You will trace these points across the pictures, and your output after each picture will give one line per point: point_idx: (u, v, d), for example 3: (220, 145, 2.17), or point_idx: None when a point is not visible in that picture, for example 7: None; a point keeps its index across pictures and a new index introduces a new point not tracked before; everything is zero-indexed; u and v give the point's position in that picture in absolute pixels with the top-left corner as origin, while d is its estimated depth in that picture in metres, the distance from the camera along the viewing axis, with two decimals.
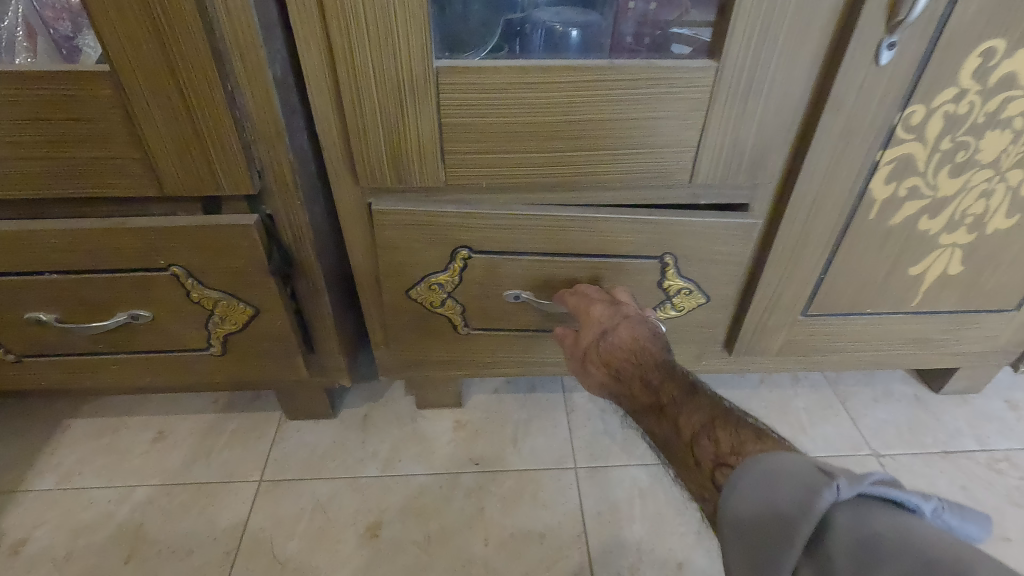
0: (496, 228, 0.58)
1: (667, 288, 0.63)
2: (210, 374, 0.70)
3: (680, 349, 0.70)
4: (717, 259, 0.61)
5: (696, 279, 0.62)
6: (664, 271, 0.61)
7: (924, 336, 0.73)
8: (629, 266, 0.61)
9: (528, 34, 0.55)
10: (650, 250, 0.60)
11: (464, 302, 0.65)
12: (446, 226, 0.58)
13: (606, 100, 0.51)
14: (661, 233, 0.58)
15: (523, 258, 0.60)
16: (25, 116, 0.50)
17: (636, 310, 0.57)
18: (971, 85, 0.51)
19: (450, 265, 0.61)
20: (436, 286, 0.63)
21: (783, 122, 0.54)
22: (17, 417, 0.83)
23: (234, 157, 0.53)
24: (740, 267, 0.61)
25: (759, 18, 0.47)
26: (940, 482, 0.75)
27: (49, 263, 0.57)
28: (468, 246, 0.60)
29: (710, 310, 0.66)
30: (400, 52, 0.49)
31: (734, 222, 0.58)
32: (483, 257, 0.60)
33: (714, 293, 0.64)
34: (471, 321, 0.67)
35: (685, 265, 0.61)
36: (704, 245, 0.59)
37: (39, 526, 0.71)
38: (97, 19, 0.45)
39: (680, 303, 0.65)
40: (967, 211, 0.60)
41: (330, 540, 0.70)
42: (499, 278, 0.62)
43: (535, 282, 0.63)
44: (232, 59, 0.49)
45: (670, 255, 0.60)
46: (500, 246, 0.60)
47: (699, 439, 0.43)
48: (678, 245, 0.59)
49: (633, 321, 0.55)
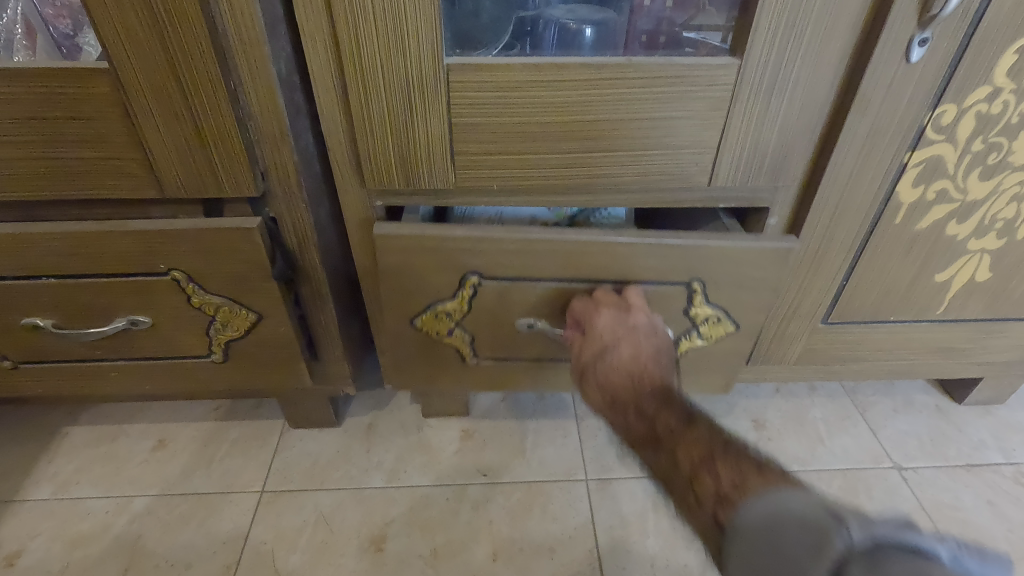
0: (507, 252, 0.54)
1: (694, 315, 0.58)
2: (211, 381, 0.68)
3: (705, 378, 0.65)
4: (750, 285, 0.56)
5: (725, 306, 0.58)
6: (691, 298, 0.57)
7: (949, 345, 0.70)
8: (653, 293, 0.56)
9: (541, 32, 0.53)
10: (676, 276, 0.55)
11: (472, 330, 0.61)
12: (449, 249, 0.54)
13: (622, 100, 0.49)
14: (690, 258, 0.54)
15: (542, 283, 0.56)
16: (20, 115, 0.48)
17: (645, 322, 0.53)
18: (1005, 83, 0.49)
19: (458, 293, 0.58)
20: (444, 314, 0.60)
21: (808, 122, 0.51)
22: (14, 424, 0.81)
23: (236, 158, 0.51)
24: (772, 292, 0.57)
25: (785, 13, 0.45)
26: (965, 496, 0.73)
27: (46, 267, 0.56)
28: (478, 272, 0.55)
29: (739, 338, 0.61)
30: (409, 48, 0.47)
31: (767, 245, 0.53)
32: (495, 283, 0.56)
33: (744, 319, 0.59)
34: (481, 350, 0.63)
35: (714, 292, 0.56)
36: (736, 270, 0.55)
37: (34, 538, 0.69)
38: (96, 14, 0.43)
39: (708, 331, 0.60)
40: (997, 215, 0.58)
41: (333, 554, 0.68)
42: (511, 305, 0.58)
43: (551, 310, 0.58)
44: (235, 55, 0.47)
45: (698, 282, 0.56)
46: (513, 271, 0.55)
47: (699, 474, 0.40)
48: (707, 270, 0.55)
49: (639, 336, 0.52)
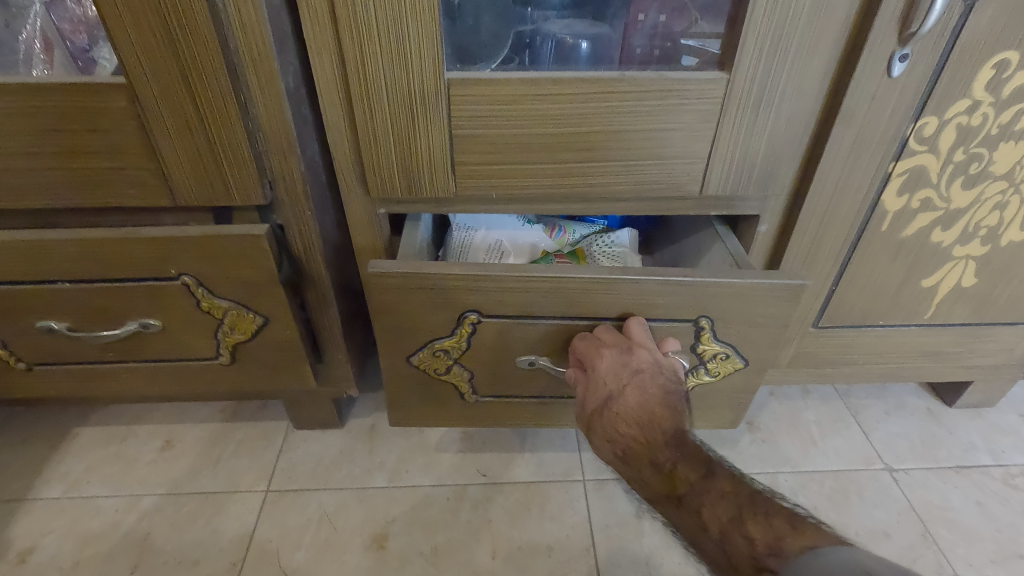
0: (506, 290, 0.52)
1: (701, 352, 0.56)
2: (218, 382, 0.70)
3: (712, 414, 0.63)
4: (760, 321, 0.53)
5: (733, 343, 0.55)
6: (698, 335, 0.55)
7: (937, 349, 0.72)
8: (659, 328, 0.54)
9: (538, 46, 0.55)
10: (683, 313, 0.53)
11: (472, 367, 0.59)
12: (449, 288, 0.52)
13: (617, 112, 0.51)
14: (698, 295, 0.51)
15: (542, 321, 0.54)
16: (39, 127, 0.50)
17: (649, 360, 0.51)
18: (984, 97, 0.51)
19: (457, 330, 0.55)
20: (442, 352, 0.57)
21: (795, 133, 0.53)
22: (26, 425, 0.83)
23: (245, 167, 0.53)
24: (782, 330, 0.54)
25: (770, 30, 0.47)
26: (954, 496, 0.74)
27: (61, 272, 0.58)
28: (477, 310, 0.54)
29: (748, 374, 0.59)
30: (412, 64, 0.49)
31: (779, 283, 0.50)
32: (495, 321, 0.54)
33: (754, 356, 0.57)
34: (481, 388, 0.61)
35: (722, 329, 0.54)
36: (745, 307, 0.52)
37: (46, 535, 0.71)
38: (114, 31, 0.46)
39: (716, 368, 0.58)
40: (980, 223, 0.60)
41: (336, 552, 0.70)
42: (511, 342, 0.56)
43: (552, 346, 0.56)
44: (245, 70, 0.50)
45: (706, 318, 0.53)
46: (513, 309, 0.53)
47: (729, 536, 0.41)
48: (716, 308, 0.52)
49: (645, 379, 0.50)
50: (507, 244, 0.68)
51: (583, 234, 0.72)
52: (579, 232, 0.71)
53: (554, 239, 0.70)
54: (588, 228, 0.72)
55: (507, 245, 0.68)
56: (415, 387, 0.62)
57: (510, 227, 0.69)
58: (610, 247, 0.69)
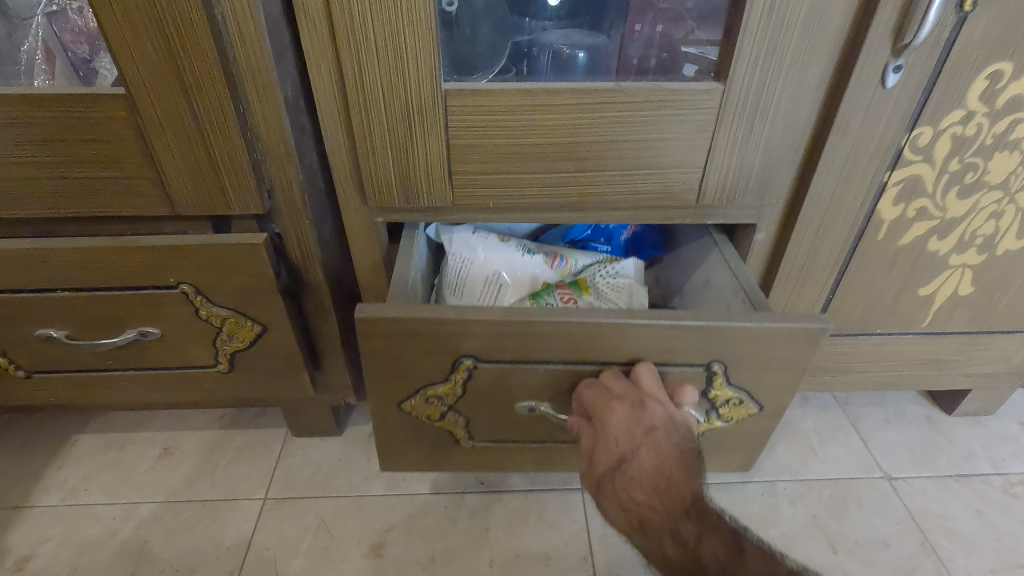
0: (510, 335, 0.49)
1: (713, 398, 0.54)
2: (216, 390, 0.70)
3: (724, 458, 0.61)
4: (776, 365, 0.51)
5: (748, 388, 0.53)
6: (711, 379, 0.52)
7: (935, 357, 0.72)
8: (670, 373, 0.51)
9: (536, 56, 0.56)
10: (695, 358, 0.51)
11: (468, 413, 0.57)
12: (444, 334, 0.49)
13: (613, 121, 0.52)
14: (710, 338, 0.49)
15: (543, 366, 0.52)
16: (41, 137, 0.51)
17: (663, 416, 0.48)
18: (978, 107, 0.51)
19: (451, 376, 0.53)
20: (435, 399, 0.55)
21: (790, 143, 0.54)
22: (25, 431, 0.83)
23: (245, 177, 0.54)
24: (800, 375, 0.52)
25: (765, 40, 0.47)
26: (954, 505, 0.74)
27: (60, 280, 0.58)
28: (472, 355, 0.51)
29: (763, 418, 0.57)
30: (409, 75, 0.49)
31: (797, 325, 0.48)
32: (490, 367, 0.52)
33: (769, 401, 0.55)
34: (477, 433, 0.60)
35: (736, 374, 0.52)
36: (762, 351, 0.50)
37: (43, 543, 0.71)
38: (114, 42, 0.46)
39: (728, 413, 0.56)
40: (977, 231, 0.60)
41: (333, 560, 0.70)
42: (510, 388, 0.54)
43: (554, 392, 0.54)
44: (244, 81, 0.50)
45: (718, 362, 0.51)
46: (515, 356, 0.51)
47: None
48: (729, 352, 0.50)
49: (659, 438, 0.46)
50: (506, 275, 0.67)
51: (586, 263, 0.70)
52: (581, 261, 0.70)
53: (554, 269, 0.69)
54: (592, 256, 0.70)
55: (506, 276, 0.67)
56: (411, 430, 0.59)
57: (510, 257, 0.67)
58: (613, 278, 0.68)
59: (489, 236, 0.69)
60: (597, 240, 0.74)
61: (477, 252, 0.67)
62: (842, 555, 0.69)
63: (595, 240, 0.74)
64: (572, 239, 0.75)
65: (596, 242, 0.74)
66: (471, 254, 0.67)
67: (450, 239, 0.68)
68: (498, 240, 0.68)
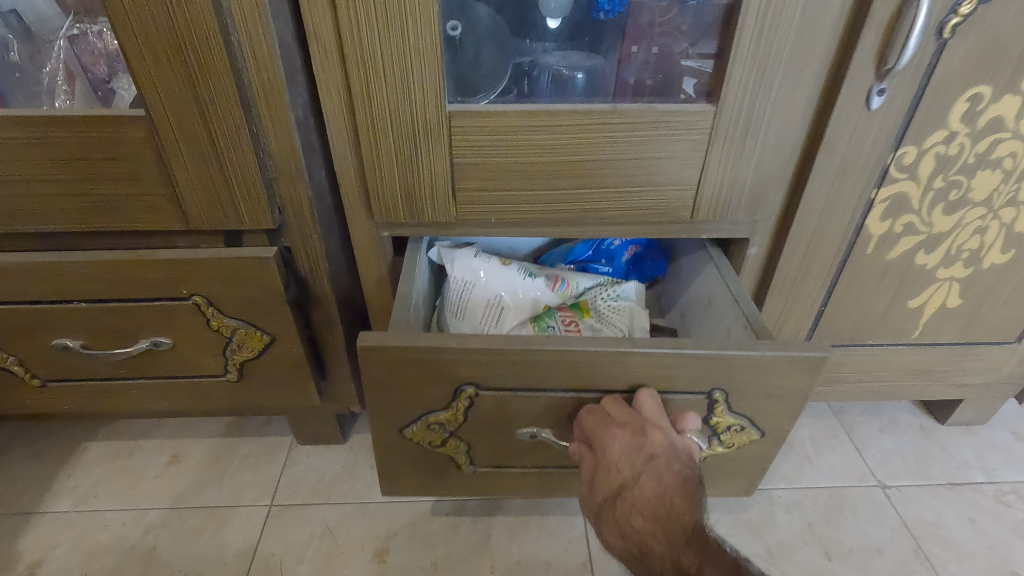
0: (515, 362, 0.51)
1: (714, 424, 0.56)
2: (225, 398, 0.72)
3: (726, 481, 0.63)
4: (778, 394, 0.53)
5: (749, 414, 0.55)
6: (711, 407, 0.54)
7: (926, 368, 0.74)
8: (674, 401, 0.53)
9: (537, 77, 0.58)
10: (697, 385, 0.52)
11: (468, 439, 0.59)
12: (449, 361, 0.51)
13: (609, 140, 0.54)
14: (711, 367, 0.51)
15: (543, 394, 0.54)
16: (64, 156, 0.53)
17: (664, 443, 0.48)
18: (960, 127, 0.53)
19: (452, 404, 0.55)
20: (436, 425, 0.57)
21: (781, 162, 0.56)
22: (36, 439, 0.85)
23: (256, 193, 0.56)
24: (802, 402, 0.53)
25: (755, 65, 0.50)
26: (946, 513, 0.75)
27: (77, 292, 0.60)
28: (473, 383, 0.53)
29: (765, 445, 0.58)
30: (415, 94, 0.52)
31: (798, 354, 0.50)
32: (491, 394, 0.54)
33: (770, 427, 0.56)
34: (477, 459, 0.61)
35: (738, 403, 0.54)
36: (764, 379, 0.52)
37: (55, 548, 0.72)
38: (136, 68, 0.49)
39: (730, 439, 0.57)
40: (963, 246, 0.62)
41: (338, 565, 0.71)
42: (511, 416, 0.56)
43: (556, 418, 0.56)
44: (258, 102, 0.52)
45: (720, 390, 0.53)
46: (518, 382, 0.53)
47: None
48: (729, 381, 0.52)
49: (660, 466, 0.47)
50: (506, 298, 0.69)
51: (587, 286, 0.72)
52: (582, 284, 0.72)
53: (556, 292, 0.71)
54: (593, 279, 0.73)
55: (508, 299, 0.69)
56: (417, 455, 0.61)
57: (511, 279, 0.69)
58: (615, 301, 0.71)
59: (491, 258, 0.70)
60: (600, 262, 0.76)
61: (478, 274, 0.68)
62: (837, 561, 0.70)
63: (596, 261, 0.76)
64: (573, 259, 0.77)
65: (597, 263, 0.76)
66: (473, 277, 0.68)
67: (452, 260, 0.69)
68: (499, 262, 0.70)
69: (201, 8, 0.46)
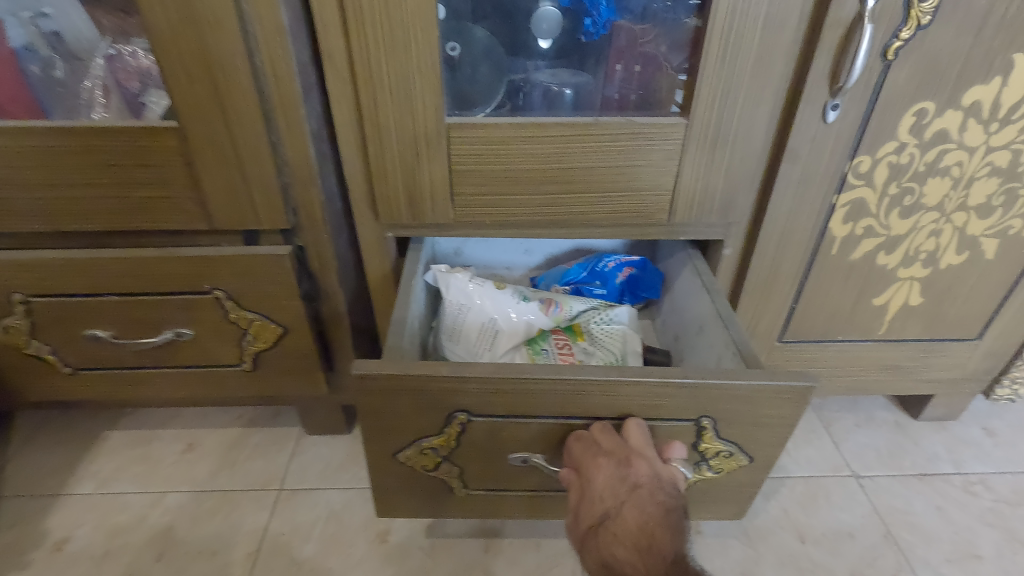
0: (505, 393, 0.52)
1: (703, 450, 0.56)
2: (240, 388, 0.78)
3: (717, 508, 0.63)
4: (766, 422, 0.54)
5: (737, 442, 0.56)
6: (700, 433, 0.55)
7: (895, 363, 0.79)
8: (661, 429, 0.55)
9: (529, 91, 0.64)
10: (685, 414, 0.54)
11: (460, 463, 0.59)
12: (440, 392, 0.52)
13: (592, 150, 0.60)
14: (699, 396, 0.52)
15: (534, 421, 0.55)
16: (105, 162, 0.59)
17: (648, 474, 0.50)
18: (909, 139, 0.59)
19: (445, 430, 0.56)
20: (429, 450, 0.57)
21: (749, 169, 0.61)
22: (61, 427, 0.91)
23: (273, 195, 0.62)
24: (791, 430, 0.55)
25: (720, 82, 0.56)
26: (916, 501, 0.80)
27: (111, 286, 0.66)
28: (465, 410, 0.54)
29: (754, 471, 0.59)
30: (417, 108, 0.58)
31: (786, 384, 0.51)
32: (484, 420, 0.55)
33: (759, 454, 0.57)
34: (470, 482, 0.62)
35: (725, 430, 0.55)
36: (751, 408, 0.53)
37: (79, 527, 0.78)
38: (171, 85, 0.55)
39: (719, 464, 0.58)
40: (920, 248, 0.67)
41: (342, 544, 0.76)
42: (504, 442, 0.57)
43: (546, 443, 0.57)
44: (277, 115, 0.59)
45: (708, 418, 0.54)
46: (506, 410, 0.54)
47: None
48: (717, 410, 0.53)
49: (644, 496, 0.49)
50: (500, 322, 0.73)
51: (580, 309, 0.76)
52: (576, 308, 0.76)
53: (549, 316, 0.75)
54: (586, 303, 0.76)
55: (502, 323, 0.73)
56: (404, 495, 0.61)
57: (504, 303, 0.73)
58: (608, 325, 0.75)
59: (485, 283, 0.74)
60: (594, 284, 0.81)
61: (473, 300, 0.72)
62: (810, 544, 0.75)
63: (590, 283, 0.81)
64: (568, 281, 0.83)
65: (591, 284, 0.81)
66: (468, 302, 0.72)
67: (448, 285, 0.72)
68: (495, 287, 0.74)
69: (229, 33, 0.52)
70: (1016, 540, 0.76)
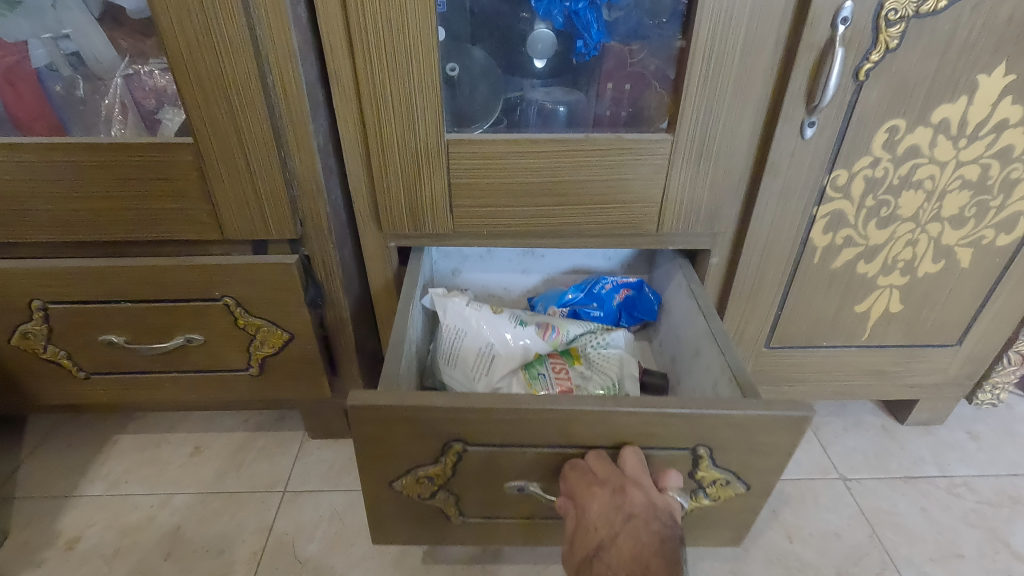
0: (504, 420, 0.55)
1: (700, 477, 0.59)
2: (247, 392, 0.80)
3: (713, 532, 0.65)
4: (761, 448, 0.56)
5: (733, 469, 0.58)
6: (696, 461, 0.57)
7: (879, 368, 0.81)
8: (657, 457, 0.57)
9: (524, 108, 0.67)
10: (681, 442, 0.56)
11: (456, 491, 0.62)
12: (438, 418, 0.55)
13: (583, 164, 0.63)
14: (694, 424, 0.54)
15: (530, 449, 0.57)
16: (124, 176, 0.63)
17: (642, 502, 0.52)
18: (883, 154, 0.62)
19: (441, 459, 0.58)
20: (425, 478, 0.60)
21: (732, 181, 0.65)
22: (73, 430, 0.94)
23: (282, 205, 0.65)
24: (785, 456, 0.57)
25: (704, 101, 0.59)
26: (901, 503, 0.82)
27: (127, 293, 0.69)
28: (460, 439, 0.56)
29: (749, 497, 0.61)
30: (417, 125, 0.61)
31: (780, 414, 0.53)
32: (478, 450, 0.57)
33: (755, 481, 0.59)
34: (466, 510, 0.64)
35: (720, 456, 0.57)
36: (747, 436, 0.55)
37: (90, 526, 0.80)
38: (188, 104, 0.59)
39: (715, 492, 0.60)
40: (897, 257, 0.70)
41: (344, 544, 0.79)
42: (500, 467, 0.59)
43: (542, 472, 0.59)
44: (286, 132, 0.62)
45: (704, 447, 0.57)
46: (505, 440, 0.56)
47: None
48: (716, 439, 0.55)
49: (638, 525, 0.51)
50: (498, 347, 0.75)
51: (577, 333, 0.79)
52: (573, 331, 0.79)
53: (547, 340, 0.77)
54: (583, 326, 0.80)
55: (498, 348, 0.75)
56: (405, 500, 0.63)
57: (501, 327, 0.76)
58: (605, 348, 0.79)
59: (483, 307, 0.76)
60: (590, 306, 0.85)
61: (471, 323, 0.75)
62: (798, 543, 0.77)
63: (587, 305, 0.85)
64: (565, 303, 0.85)
65: (588, 306, 0.85)
66: (465, 326, 0.75)
67: (445, 309, 0.75)
68: (492, 311, 0.76)
69: (244, 55, 0.56)
70: (998, 540, 0.78)
